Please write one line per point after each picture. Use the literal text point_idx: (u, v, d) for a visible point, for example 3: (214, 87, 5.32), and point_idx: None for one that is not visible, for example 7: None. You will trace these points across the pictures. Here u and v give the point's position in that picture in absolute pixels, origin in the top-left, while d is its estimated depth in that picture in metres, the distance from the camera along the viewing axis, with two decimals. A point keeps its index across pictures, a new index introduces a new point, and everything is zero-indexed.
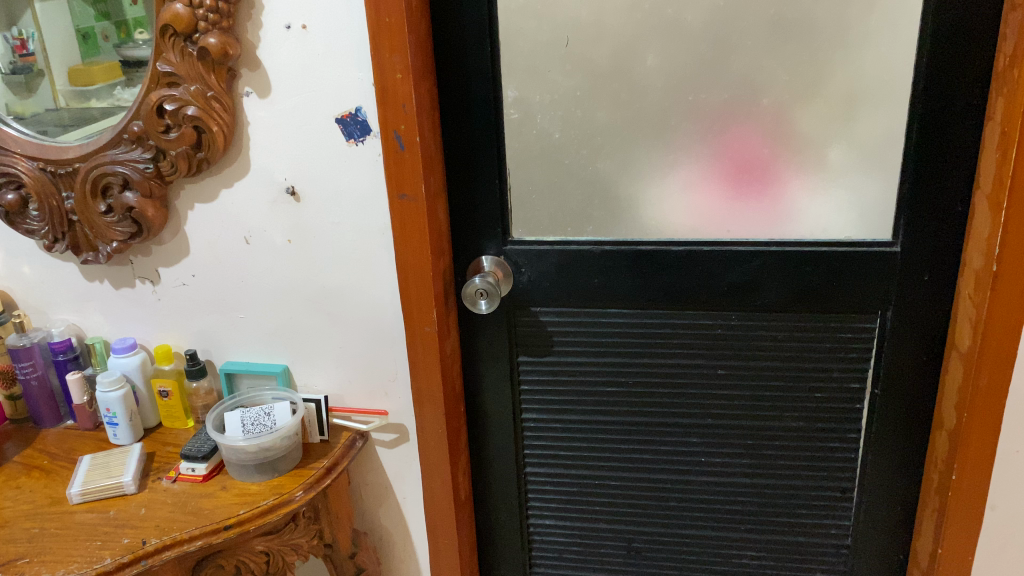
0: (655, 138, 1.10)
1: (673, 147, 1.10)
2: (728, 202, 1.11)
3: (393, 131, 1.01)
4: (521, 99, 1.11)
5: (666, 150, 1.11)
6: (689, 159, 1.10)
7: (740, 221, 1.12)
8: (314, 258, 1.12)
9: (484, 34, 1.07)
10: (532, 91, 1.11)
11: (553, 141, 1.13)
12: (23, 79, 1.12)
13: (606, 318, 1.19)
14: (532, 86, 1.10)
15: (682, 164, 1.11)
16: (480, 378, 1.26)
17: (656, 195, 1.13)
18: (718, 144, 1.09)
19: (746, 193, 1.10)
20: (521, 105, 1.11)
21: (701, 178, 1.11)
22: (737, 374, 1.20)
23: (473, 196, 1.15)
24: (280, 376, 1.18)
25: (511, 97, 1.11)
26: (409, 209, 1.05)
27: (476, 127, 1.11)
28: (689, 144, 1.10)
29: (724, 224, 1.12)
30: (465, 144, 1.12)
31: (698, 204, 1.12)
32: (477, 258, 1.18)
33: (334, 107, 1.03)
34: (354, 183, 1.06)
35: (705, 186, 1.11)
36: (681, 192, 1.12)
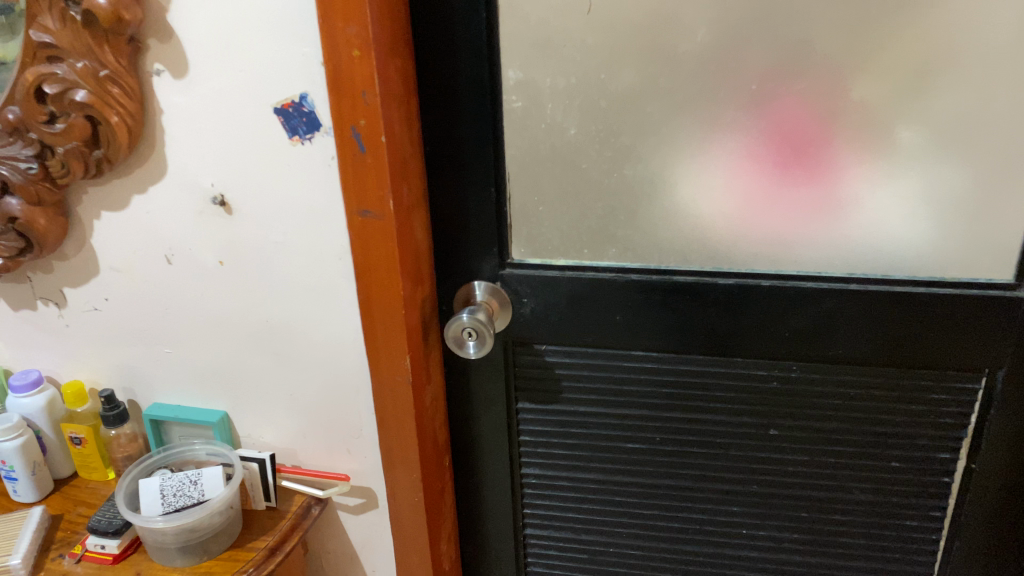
0: (697, 134, 0.83)
1: (717, 143, 0.83)
2: (787, 218, 0.84)
3: (350, 128, 0.75)
4: (526, 82, 0.84)
5: (708, 147, 0.83)
6: (737, 159, 0.83)
7: (803, 243, 0.85)
8: (253, 286, 0.86)
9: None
10: (541, 72, 0.83)
11: (566, 137, 0.86)
12: (7, 21, 0.77)
13: (631, 363, 0.94)
14: (541, 66, 0.83)
15: (727, 165, 0.84)
16: (469, 426, 1.02)
17: (694, 206, 0.86)
18: (778, 143, 0.81)
19: (812, 207, 0.83)
20: (526, 90, 0.84)
21: (753, 185, 0.84)
22: (794, 436, 0.95)
23: (462, 207, 0.89)
24: (216, 428, 0.94)
25: (514, 80, 0.84)
26: (373, 229, 0.79)
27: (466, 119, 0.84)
28: (739, 140, 0.82)
29: (781, 246, 0.86)
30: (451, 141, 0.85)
31: (746, 218, 0.85)
32: (467, 285, 0.93)
33: (272, 94, 0.76)
34: (302, 193, 0.80)
35: (757, 195, 0.84)
36: (725, 202, 0.85)
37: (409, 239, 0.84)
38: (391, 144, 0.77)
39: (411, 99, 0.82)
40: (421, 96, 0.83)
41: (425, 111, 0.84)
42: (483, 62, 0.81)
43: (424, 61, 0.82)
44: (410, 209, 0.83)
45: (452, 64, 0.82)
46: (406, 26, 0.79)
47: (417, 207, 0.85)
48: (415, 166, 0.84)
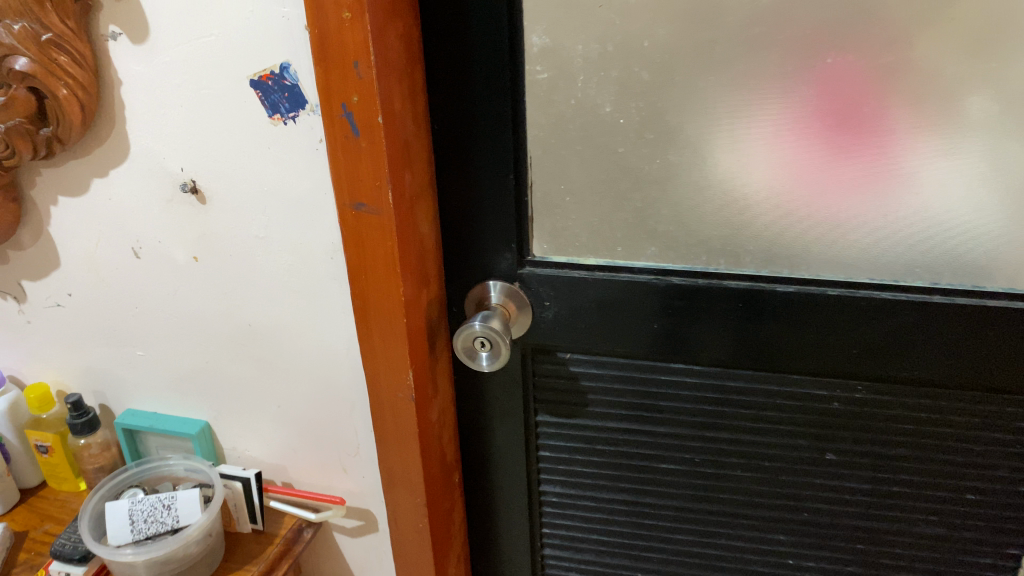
0: (751, 111, 0.69)
1: (768, 119, 0.69)
2: (849, 205, 0.71)
3: (341, 106, 0.63)
4: (553, 49, 0.70)
5: (757, 123, 0.70)
6: (790, 137, 0.70)
7: (868, 236, 0.72)
8: (232, 286, 0.75)
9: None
10: (572, 37, 0.69)
11: (600, 115, 0.72)
12: None
13: (667, 377, 0.82)
14: (573, 29, 0.69)
15: (779, 145, 0.70)
16: (481, 440, 0.90)
17: (739, 191, 0.73)
18: (841, 120, 0.68)
19: (879, 192, 0.70)
20: (554, 59, 0.70)
21: (808, 167, 0.70)
22: (853, 462, 0.83)
23: (476, 196, 0.76)
24: (195, 440, 0.83)
25: (538, 46, 0.70)
26: (369, 225, 0.67)
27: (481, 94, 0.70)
28: (794, 115, 0.69)
29: (841, 237, 0.73)
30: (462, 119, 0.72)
31: (799, 205, 0.72)
32: (483, 284, 0.80)
33: (247, 64, 0.63)
34: (286, 182, 0.68)
35: (812, 179, 0.71)
36: (775, 186, 0.72)
37: (411, 235, 0.71)
38: (390, 126, 0.64)
39: (417, 69, 0.69)
40: (428, 65, 0.70)
41: (433, 83, 0.71)
42: (501, 25, 0.67)
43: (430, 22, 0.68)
44: (413, 200, 0.71)
45: (465, 27, 0.67)
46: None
47: (424, 196, 0.73)
48: (421, 148, 0.71)
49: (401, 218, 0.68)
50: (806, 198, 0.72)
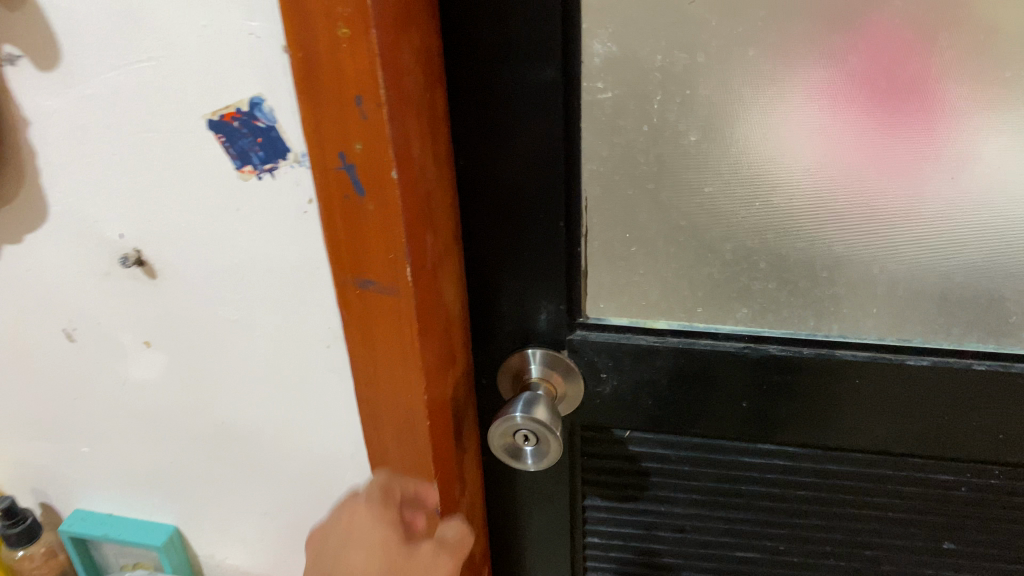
0: (840, 105, 0.52)
1: (818, 83, 0.52)
2: (922, 183, 0.54)
3: (338, 153, 0.45)
4: (622, 59, 0.52)
5: (805, 90, 0.52)
6: (845, 102, 0.52)
7: (949, 223, 0.55)
8: (198, 377, 0.57)
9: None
10: (648, 42, 0.51)
11: (681, 145, 0.54)
12: None
13: (753, 460, 0.66)
14: (649, 32, 0.51)
15: (833, 115, 0.53)
16: (514, 526, 0.74)
17: (792, 186, 0.55)
18: (906, 70, 0.51)
19: (952, 158, 0.53)
20: (622, 72, 0.52)
21: (870, 139, 0.53)
22: (975, 554, 0.68)
23: (514, 248, 0.58)
24: (161, 553, 0.66)
25: (601, 56, 0.52)
26: (379, 308, 0.50)
27: (525, 121, 0.53)
28: (853, 71, 0.51)
29: (913, 228, 0.55)
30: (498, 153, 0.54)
31: (857, 192, 0.55)
32: (523, 352, 0.63)
33: (205, 99, 0.45)
34: (263, 254, 0.50)
35: (875, 154, 0.53)
36: (828, 170, 0.54)
37: (436, 313, 0.54)
38: (406, 177, 0.46)
39: (439, 95, 0.51)
40: (454, 89, 0.52)
41: (462, 112, 0.53)
42: (555, 29, 0.49)
43: (459, 28, 0.50)
44: (435, 268, 0.53)
45: (505, 32, 0.50)
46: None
47: (448, 258, 0.55)
48: (444, 197, 0.53)
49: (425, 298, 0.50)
50: (951, 245, 0.56)
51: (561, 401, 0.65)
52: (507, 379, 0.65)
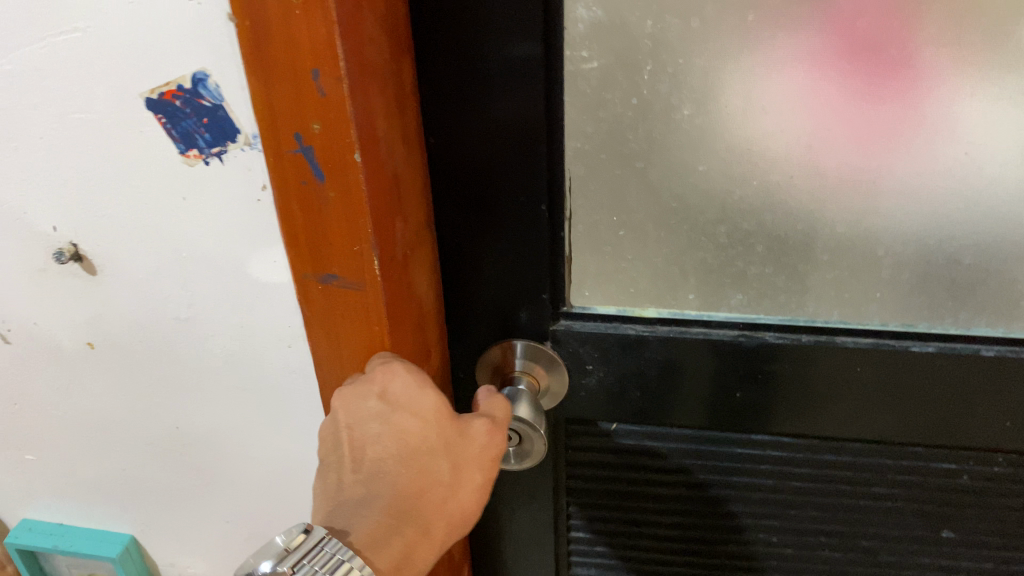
0: (842, 70, 0.48)
1: (793, 27, 0.47)
2: (906, 130, 0.50)
3: (293, 132, 0.40)
4: (608, 26, 0.48)
5: (780, 34, 0.48)
6: (847, 66, 0.48)
7: (938, 172, 0.51)
8: (146, 381, 0.52)
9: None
10: (637, 6, 0.47)
11: (673, 120, 0.51)
12: None
13: (746, 451, 0.63)
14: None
15: (812, 62, 0.48)
16: (493, 524, 0.70)
17: (771, 142, 0.51)
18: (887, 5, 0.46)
19: (937, 98, 0.49)
20: (609, 41, 0.48)
21: (852, 84, 0.49)
22: (974, 543, 0.65)
23: (492, 233, 0.54)
24: (117, 564, 0.62)
25: (586, 22, 0.48)
26: (344, 304, 0.44)
27: (501, 95, 0.48)
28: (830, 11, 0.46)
29: (898, 178, 0.51)
30: (472, 130, 0.49)
31: (840, 142, 0.51)
32: (505, 344, 0.59)
33: (140, 75, 0.39)
34: (213, 248, 0.45)
35: (857, 101, 0.49)
36: (807, 121, 0.50)
37: (409, 309, 0.49)
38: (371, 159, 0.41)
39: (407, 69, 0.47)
40: (423, 62, 0.48)
41: (431, 86, 0.48)
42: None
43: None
44: (410, 260, 0.48)
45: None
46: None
47: (421, 247, 0.50)
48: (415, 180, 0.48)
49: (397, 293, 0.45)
50: (960, 224, 0.52)
51: (545, 395, 0.61)
52: (488, 372, 0.61)
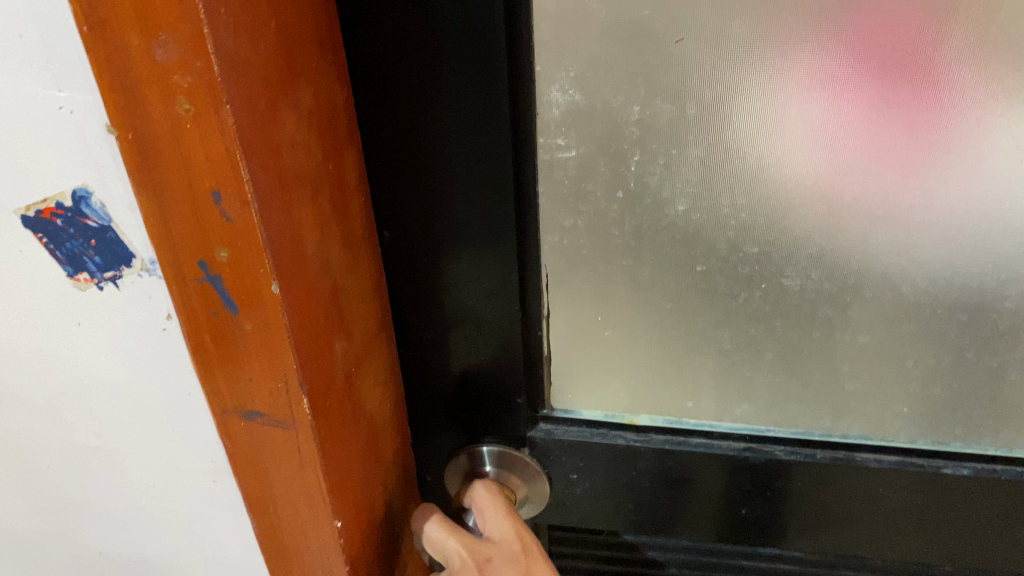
0: (857, 150, 0.43)
1: (799, 86, 0.42)
2: (923, 203, 0.44)
3: (198, 259, 0.33)
4: (586, 110, 0.43)
5: (785, 96, 0.42)
6: (864, 145, 0.43)
7: (958, 261, 0.45)
8: (52, 504, 0.45)
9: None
10: (621, 90, 0.42)
11: (664, 216, 0.46)
12: None
13: (754, 563, 0.57)
14: (621, 77, 0.42)
15: (816, 130, 0.43)
16: None
17: (772, 218, 0.46)
18: (909, 65, 0.40)
19: (959, 180, 0.43)
20: (587, 128, 0.44)
21: (861, 153, 0.43)
22: None
23: (460, 335, 0.48)
24: None
25: (561, 106, 0.43)
26: (273, 444, 0.38)
27: (466, 188, 0.42)
28: (836, 76, 0.41)
29: (915, 259, 0.46)
30: (437, 224, 0.44)
31: (853, 213, 0.45)
32: (470, 453, 0.53)
33: (12, 189, 0.33)
34: (120, 380, 0.38)
35: (871, 177, 0.44)
36: (814, 191, 0.45)
37: (362, 440, 0.41)
38: (294, 288, 0.33)
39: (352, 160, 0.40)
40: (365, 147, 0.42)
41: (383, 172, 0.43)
42: (499, 78, 0.38)
43: (379, 73, 0.39)
44: (359, 379, 0.41)
45: (434, 83, 0.39)
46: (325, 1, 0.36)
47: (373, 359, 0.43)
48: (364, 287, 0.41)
49: (338, 429, 0.38)
50: (994, 337, 0.46)
51: (524, 504, 0.55)
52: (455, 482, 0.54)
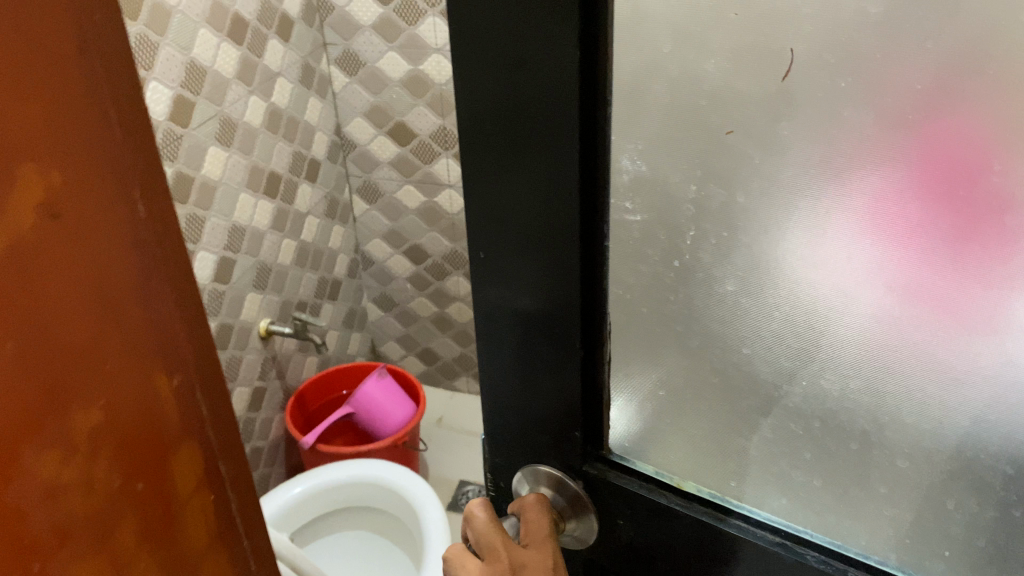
0: (896, 277, 0.40)
1: (846, 208, 0.38)
2: (963, 346, 0.40)
3: None
4: (651, 181, 0.41)
5: (829, 215, 0.39)
6: (904, 274, 0.39)
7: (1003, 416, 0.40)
8: None
9: (566, 12, 0.33)
10: (681, 169, 0.40)
11: (714, 293, 0.44)
12: None
13: None
14: (682, 157, 0.40)
15: (856, 247, 0.40)
16: None
17: (801, 339, 0.43)
18: (969, 205, 0.36)
19: (1002, 331, 0.39)
20: (651, 197, 0.41)
21: (901, 281, 0.40)
22: None
23: (518, 368, 0.46)
24: None
25: (629, 173, 0.40)
26: None
27: (534, 231, 0.40)
28: (882, 197, 0.38)
29: (953, 404, 0.41)
30: (509, 258, 0.42)
31: (885, 353, 0.42)
32: (531, 470, 0.51)
33: None
34: None
35: (909, 309, 0.40)
36: (847, 311, 0.41)
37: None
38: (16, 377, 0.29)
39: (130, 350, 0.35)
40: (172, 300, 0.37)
41: (191, 313, 0.39)
42: (572, 131, 0.36)
43: (467, 114, 0.38)
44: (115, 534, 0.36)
45: (510, 127, 0.37)
46: (116, 116, 0.32)
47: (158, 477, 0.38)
48: (99, 500, 0.34)
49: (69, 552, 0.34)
50: None
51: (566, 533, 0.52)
52: (543, 485, 0.51)
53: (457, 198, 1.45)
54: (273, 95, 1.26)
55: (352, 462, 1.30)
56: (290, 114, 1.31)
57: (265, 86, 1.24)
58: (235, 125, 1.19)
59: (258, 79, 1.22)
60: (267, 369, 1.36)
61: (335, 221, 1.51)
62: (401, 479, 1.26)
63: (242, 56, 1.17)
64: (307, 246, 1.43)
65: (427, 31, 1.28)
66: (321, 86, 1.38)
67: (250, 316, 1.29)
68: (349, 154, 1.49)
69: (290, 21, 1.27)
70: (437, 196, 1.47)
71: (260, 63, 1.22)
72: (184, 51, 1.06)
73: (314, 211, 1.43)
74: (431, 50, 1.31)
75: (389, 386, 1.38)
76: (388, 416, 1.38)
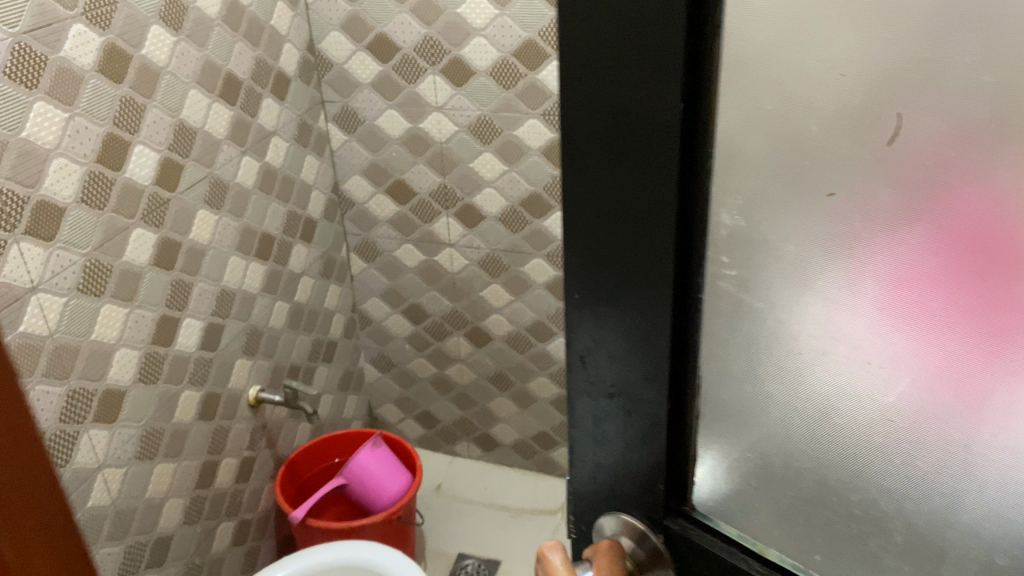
0: (918, 352, 0.35)
1: (861, 270, 0.34)
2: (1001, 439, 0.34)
3: None
4: (747, 238, 0.37)
5: (845, 276, 0.35)
6: (927, 350, 0.34)
7: None
8: None
9: (672, 14, 0.31)
10: (782, 225, 0.36)
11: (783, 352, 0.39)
12: None
13: None
14: (790, 212, 0.35)
15: (874, 314, 0.35)
16: None
17: (825, 410, 0.39)
18: (988, 284, 0.31)
19: None
20: (747, 254, 0.37)
21: (923, 358, 0.35)
22: None
23: (609, 415, 0.45)
24: None
25: (727, 227, 0.37)
26: None
27: (629, 273, 0.38)
28: (898, 262, 0.33)
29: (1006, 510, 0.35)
30: (609, 301, 0.40)
31: (900, 432, 0.37)
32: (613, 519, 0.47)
33: None
34: None
35: (934, 388, 0.35)
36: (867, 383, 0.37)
37: None
38: None
39: None
40: None
41: None
42: (669, 164, 0.34)
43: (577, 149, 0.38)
44: None
45: (614, 163, 0.36)
46: None
47: None
48: None
49: None
50: None
51: None
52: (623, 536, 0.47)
53: (458, 257, 1.43)
54: (267, 155, 1.24)
55: (343, 544, 1.23)
56: (285, 172, 1.28)
57: (258, 145, 1.21)
58: (227, 186, 1.15)
59: (252, 139, 1.19)
60: (257, 438, 1.31)
61: (332, 281, 1.47)
62: (395, 563, 1.19)
63: (235, 116, 1.14)
64: (301, 308, 1.39)
65: (427, 89, 1.27)
66: (318, 144, 1.36)
67: (239, 383, 1.24)
68: (348, 212, 1.46)
69: (286, 80, 1.25)
70: (437, 256, 1.44)
71: (254, 122, 1.19)
72: (172, 113, 1.03)
73: (311, 270, 1.40)
74: (431, 109, 1.29)
75: (383, 456, 1.33)
76: (382, 488, 1.32)
